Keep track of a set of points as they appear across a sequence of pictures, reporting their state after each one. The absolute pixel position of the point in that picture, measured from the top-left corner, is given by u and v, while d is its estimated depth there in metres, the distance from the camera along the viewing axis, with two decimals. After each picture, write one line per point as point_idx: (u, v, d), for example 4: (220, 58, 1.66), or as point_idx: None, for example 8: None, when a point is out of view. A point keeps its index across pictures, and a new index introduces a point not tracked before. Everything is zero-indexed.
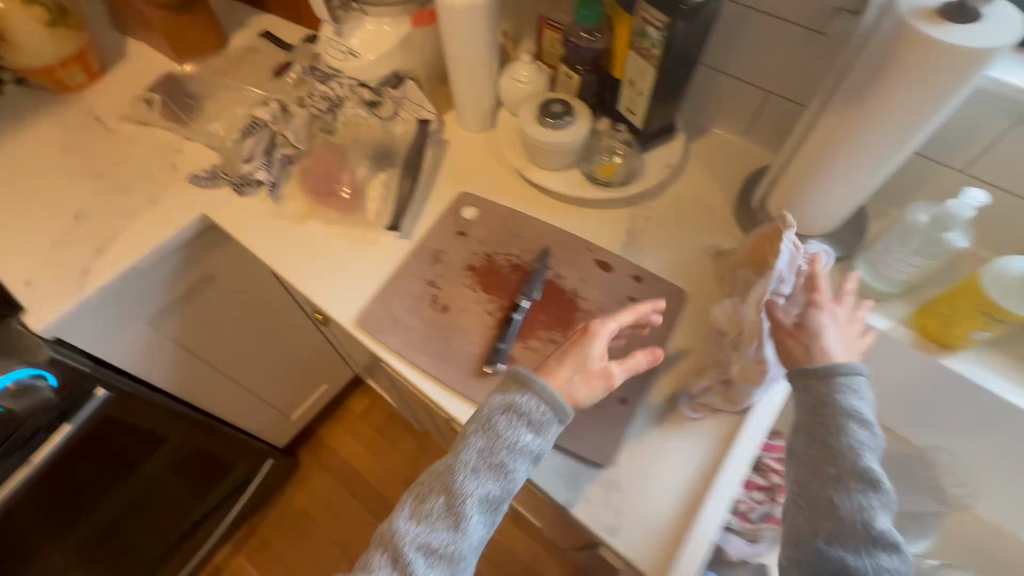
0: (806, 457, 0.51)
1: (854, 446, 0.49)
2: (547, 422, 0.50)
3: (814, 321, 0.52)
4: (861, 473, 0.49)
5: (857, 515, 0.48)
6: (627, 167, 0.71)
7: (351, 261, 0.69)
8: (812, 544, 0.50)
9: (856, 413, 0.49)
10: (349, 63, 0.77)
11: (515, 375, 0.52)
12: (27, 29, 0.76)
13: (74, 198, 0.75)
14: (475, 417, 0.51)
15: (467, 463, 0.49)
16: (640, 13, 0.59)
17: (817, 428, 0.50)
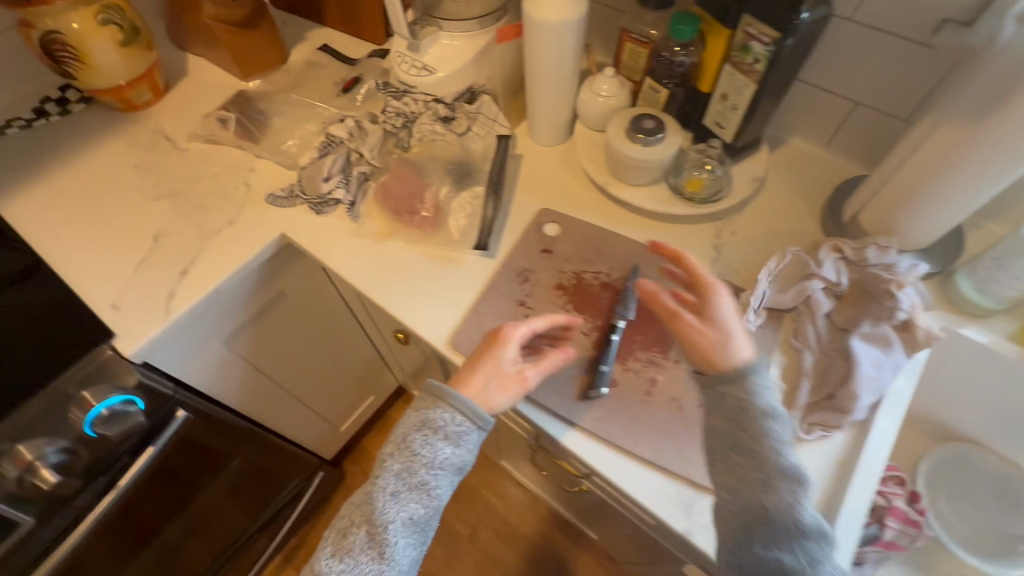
0: (727, 457, 0.48)
1: (759, 441, 0.47)
2: (463, 433, 0.53)
3: (716, 317, 0.50)
4: (786, 470, 0.46)
5: (792, 517, 0.45)
6: (718, 182, 0.70)
7: (438, 281, 0.68)
8: (746, 552, 0.46)
9: (763, 410, 0.48)
10: (424, 78, 0.77)
11: (431, 390, 0.55)
12: (102, 49, 0.76)
13: (152, 219, 0.75)
14: (390, 440, 0.54)
15: (386, 489, 0.52)
16: (742, 28, 0.58)
17: (735, 432, 0.48)
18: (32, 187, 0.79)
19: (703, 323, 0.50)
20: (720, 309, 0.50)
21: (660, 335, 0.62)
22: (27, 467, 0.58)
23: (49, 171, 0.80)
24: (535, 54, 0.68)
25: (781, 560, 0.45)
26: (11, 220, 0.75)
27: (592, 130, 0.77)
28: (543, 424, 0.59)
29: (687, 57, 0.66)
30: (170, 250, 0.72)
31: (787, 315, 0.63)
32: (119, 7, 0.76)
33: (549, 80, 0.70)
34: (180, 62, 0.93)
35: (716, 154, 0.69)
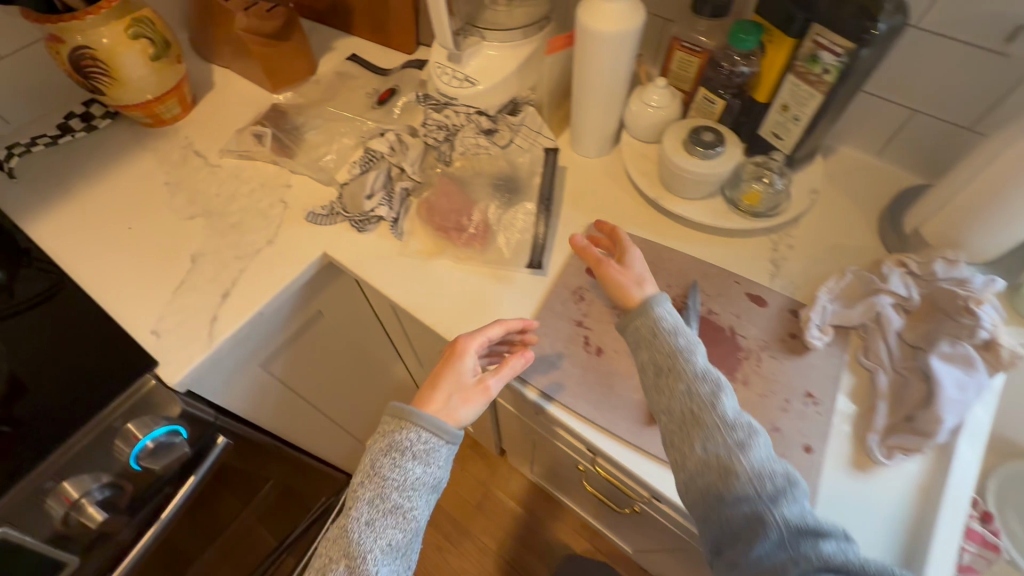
0: (657, 378, 0.53)
1: (677, 351, 0.53)
2: (431, 450, 0.53)
3: (633, 265, 0.61)
4: (699, 374, 0.52)
5: (712, 412, 0.50)
6: (779, 197, 0.67)
7: (490, 301, 0.66)
8: (696, 463, 0.49)
9: (674, 327, 0.55)
10: (466, 90, 0.75)
11: (396, 413, 0.54)
12: (132, 64, 0.73)
13: (188, 239, 0.72)
14: (360, 469, 0.54)
15: (360, 519, 0.51)
16: (812, 37, 0.56)
17: (659, 354, 0.54)
18: (60, 207, 0.76)
19: (623, 268, 0.61)
20: (636, 261, 0.61)
21: (724, 356, 0.61)
22: (74, 505, 0.56)
23: (77, 190, 0.78)
24: (586, 65, 0.66)
25: (721, 459, 0.48)
26: (41, 242, 0.72)
27: (639, 142, 0.75)
28: (610, 452, 0.58)
29: (744, 70, 0.63)
30: (209, 272, 0.70)
31: (854, 333, 0.61)
32: (149, 20, 0.73)
33: (600, 92, 0.69)
34: (206, 74, 0.90)
35: (778, 167, 0.67)
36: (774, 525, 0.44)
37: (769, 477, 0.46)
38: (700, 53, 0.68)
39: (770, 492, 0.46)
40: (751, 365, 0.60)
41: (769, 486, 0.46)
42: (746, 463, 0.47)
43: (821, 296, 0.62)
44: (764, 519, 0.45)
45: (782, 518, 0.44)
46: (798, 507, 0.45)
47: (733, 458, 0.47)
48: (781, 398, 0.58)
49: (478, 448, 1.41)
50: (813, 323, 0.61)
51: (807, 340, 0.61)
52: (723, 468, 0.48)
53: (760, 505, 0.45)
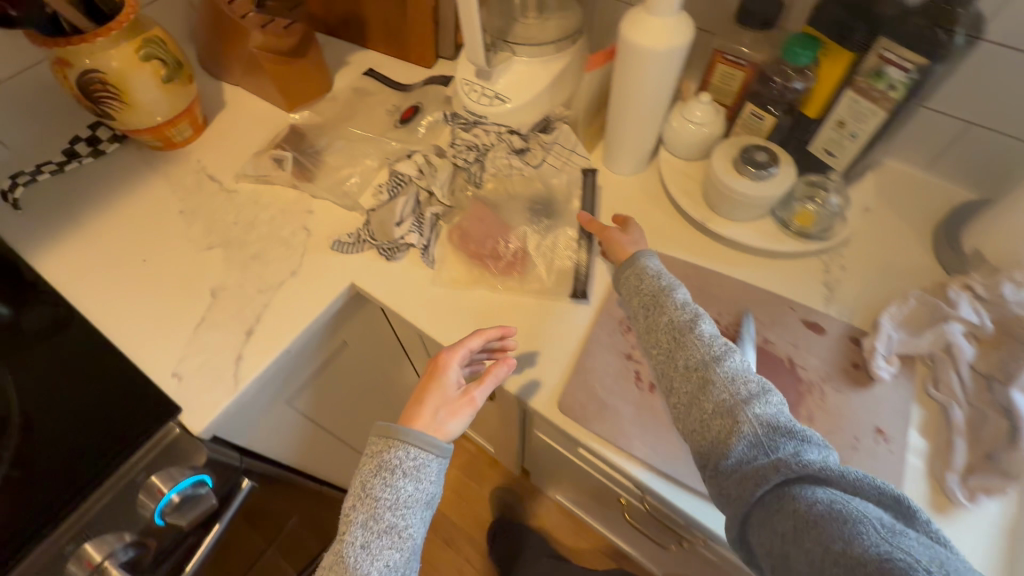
0: (645, 316, 0.57)
1: (661, 289, 0.57)
2: (423, 465, 0.51)
3: (634, 235, 0.63)
4: (679, 303, 0.55)
5: (692, 334, 0.53)
6: (834, 218, 0.64)
7: (531, 333, 0.62)
8: (680, 379, 0.51)
9: (660, 273, 0.59)
10: (497, 109, 0.71)
11: (383, 433, 0.52)
12: (143, 87, 0.69)
13: (207, 271, 0.69)
14: (351, 489, 0.51)
15: (354, 544, 0.48)
16: (876, 51, 0.53)
17: (645, 295, 0.57)
18: (69, 238, 0.72)
19: (625, 232, 0.64)
20: (637, 233, 0.63)
21: (784, 389, 0.57)
22: (96, 570, 0.51)
23: (86, 220, 0.73)
24: (628, 81, 0.62)
25: (699, 373, 0.50)
26: (51, 277, 0.68)
27: (679, 159, 0.72)
28: (672, 497, 0.54)
29: (797, 86, 0.59)
30: (231, 307, 0.66)
31: (919, 361, 0.58)
32: (161, 40, 0.69)
33: (641, 109, 0.65)
34: (217, 92, 0.86)
35: (835, 186, 0.64)
36: (751, 425, 0.46)
37: (746, 388, 0.49)
38: (745, 66, 0.64)
39: (745, 398, 0.48)
40: (815, 400, 0.57)
41: (745, 394, 0.48)
42: (722, 374, 0.50)
43: (885, 322, 0.59)
44: (740, 421, 0.47)
45: (757, 419, 0.46)
46: (775, 412, 0.47)
47: (711, 370, 0.50)
48: (850, 435, 0.54)
49: (498, 466, 1.37)
50: (879, 353, 0.57)
51: (872, 371, 0.57)
52: (702, 381, 0.50)
53: (738, 410, 0.47)
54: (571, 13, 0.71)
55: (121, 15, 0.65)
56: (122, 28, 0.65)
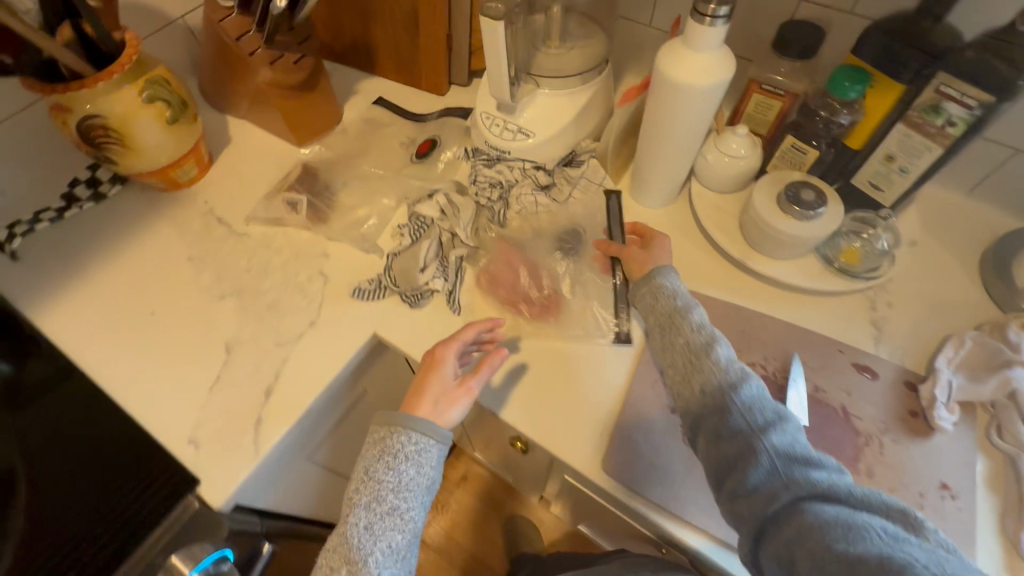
0: (661, 331, 0.53)
1: (676, 308, 0.52)
2: (426, 449, 0.51)
3: (657, 251, 0.60)
4: (695, 324, 0.51)
5: (707, 358, 0.48)
6: (882, 257, 0.61)
7: (569, 386, 0.59)
8: (692, 403, 0.48)
9: (678, 289, 0.54)
10: (520, 144, 0.67)
11: (385, 420, 0.52)
12: (147, 130, 0.65)
13: (220, 325, 0.65)
14: (354, 475, 0.52)
15: (358, 525, 0.49)
16: (935, 86, 0.50)
17: (662, 309, 0.53)
18: (71, 292, 0.68)
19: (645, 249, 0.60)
20: (660, 248, 0.60)
21: (840, 441, 0.54)
22: None
23: (88, 271, 0.69)
24: (664, 116, 0.59)
25: (714, 400, 0.47)
26: (54, 336, 0.64)
27: (713, 192, 0.68)
28: (730, 565, 0.51)
29: (843, 119, 0.57)
30: (247, 363, 0.62)
31: (979, 408, 0.55)
32: (165, 80, 0.65)
33: (676, 144, 0.62)
34: (221, 127, 0.82)
35: (884, 226, 0.61)
36: (765, 457, 0.43)
37: (763, 414, 0.45)
38: (785, 95, 0.62)
39: (762, 426, 0.44)
40: (873, 453, 0.54)
41: (762, 422, 0.45)
42: (739, 401, 0.46)
43: (942, 366, 0.56)
44: (753, 442, 0.44)
45: (774, 450, 0.43)
46: (793, 442, 0.44)
47: (725, 396, 0.46)
48: (914, 492, 0.51)
49: (516, 492, 1.34)
50: (940, 401, 0.54)
51: (932, 420, 0.54)
52: (718, 404, 0.46)
53: (752, 438, 0.44)
54: (597, 41, 0.68)
55: (122, 57, 0.62)
56: (124, 70, 0.61)
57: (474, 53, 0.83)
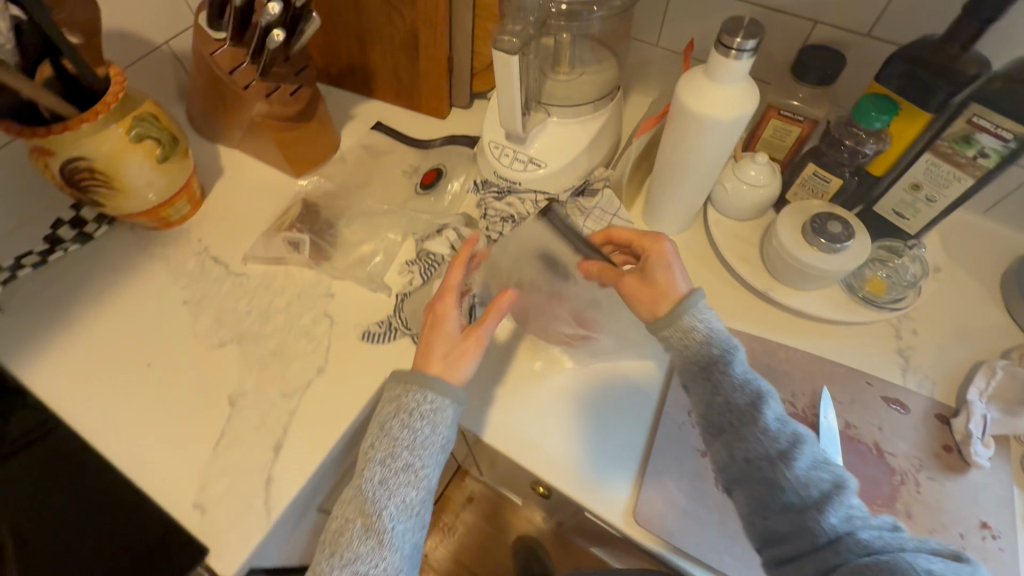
0: (697, 386, 0.47)
1: (714, 359, 0.46)
2: (439, 410, 0.48)
3: (655, 277, 0.50)
4: (739, 381, 0.46)
5: (755, 426, 0.44)
6: (909, 288, 0.59)
7: (595, 430, 0.57)
8: (735, 470, 0.46)
9: (710, 326, 0.47)
10: (532, 175, 0.65)
11: (397, 378, 0.49)
12: (137, 170, 0.61)
13: (222, 374, 0.61)
14: (367, 433, 0.48)
15: (371, 481, 0.46)
16: (967, 117, 0.48)
17: (695, 361, 0.47)
18: (58, 343, 0.64)
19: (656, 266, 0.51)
20: (658, 270, 0.50)
21: (876, 480, 0.53)
22: None
23: (76, 320, 0.65)
24: (683, 149, 0.57)
25: (761, 471, 0.44)
26: (42, 393, 0.60)
27: (729, 219, 0.67)
28: None
29: (867, 149, 0.55)
30: (253, 417, 0.59)
31: (1013, 440, 0.54)
32: (154, 116, 0.61)
33: (695, 175, 0.59)
34: (211, 158, 0.78)
35: (911, 257, 0.59)
36: (820, 534, 0.42)
37: (816, 485, 0.43)
38: (804, 121, 0.60)
39: (817, 501, 0.42)
40: (910, 492, 0.52)
41: (816, 495, 0.42)
42: (792, 474, 0.43)
43: (974, 398, 0.55)
44: (807, 514, 0.42)
45: (830, 527, 0.41)
46: (848, 514, 0.42)
47: (776, 470, 0.43)
48: (955, 532, 0.50)
49: None
50: (976, 436, 0.53)
51: (967, 455, 0.53)
52: (768, 477, 0.44)
53: (805, 514, 0.42)
54: (608, 70, 0.66)
55: (108, 94, 0.58)
56: (110, 109, 0.57)
57: (475, 75, 0.80)
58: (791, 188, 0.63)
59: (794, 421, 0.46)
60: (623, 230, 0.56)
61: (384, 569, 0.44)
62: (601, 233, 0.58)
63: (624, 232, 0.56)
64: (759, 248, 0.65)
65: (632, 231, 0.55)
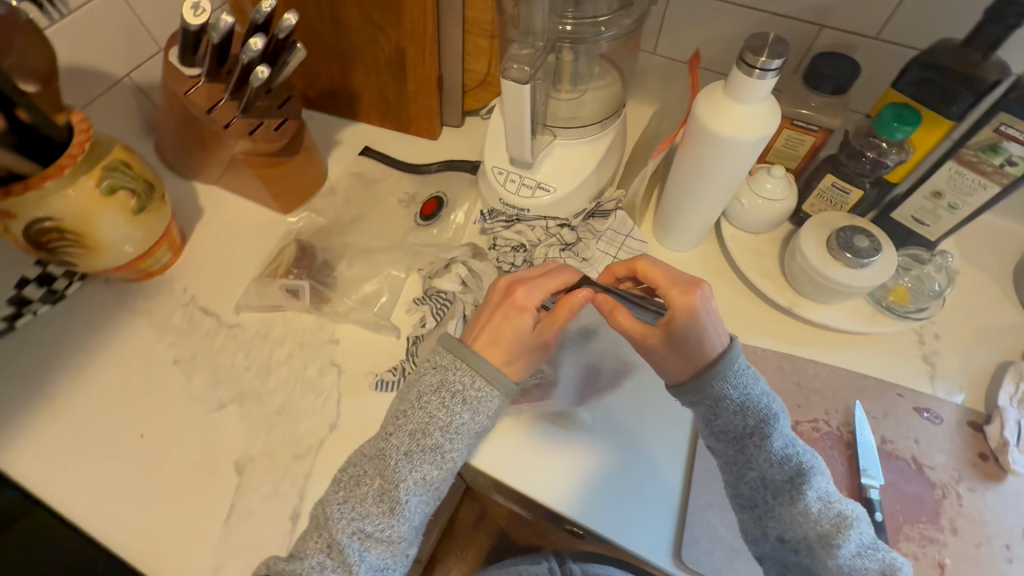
0: (729, 455, 0.48)
1: (754, 433, 0.46)
2: (484, 398, 0.46)
3: (686, 344, 0.46)
4: (776, 457, 0.46)
5: (793, 506, 0.45)
6: (934, 298, 0.60)
7: (631, 466, 0.55)
8: (769, 546, 0.47)
9: (747, 399, 0.46)
10: (542, 200, 0.62)
11: (450, 349, 0.47)
12: (112, 225, 0.56)
13: (225, 439, 0.57)
14: (404, 394, 0.48)
15: (398, 450, 0.45)
16: (994, 127, 0.47)
17: (735, 435, 0.47)
18: (36, 417, 0.58)
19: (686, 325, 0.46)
20: (690, 336, 0.46)
21: (919, 498, 0.52)
22: None
23: (54, 390, 0.60)
24: (701, 170, 0.55)
25: (798, 552, 0.45)
26: (25, 477, 0.55)
27: (744, 233, 0.65)
28: None
29: (889, 160, 0.54)
30: (265, 485, 0.55)
31: None
32: (127, 164, 0.56)
33: (713, 194, 0.57)
34: (189, 197, 0.72)
35: (937, 266, 0.60)
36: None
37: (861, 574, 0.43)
38: (819, 131, 0.58)
39: None
40: (953, 505, 0.51)
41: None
42: (833, 561, 0.43)
43: (1005, 404, 0.55)
44: None
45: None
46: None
47: (816, 554, 0.44)
48: (999, 544, 0.50)
49: None
50: (1012, 443, 0.53)
51: (1004, 463, 0.53)
52: (806, 558, 0.45)
53: None
54: (613, 87, 0.64)
55: (73, 145, 0.52)
56: (77, 161, 0.52)
57: (467, 92, 0.76)
58: (807, 199, 0.62)
59: (838, 500, 0.45)
60: (651, 266, 0.50)
61: (388, 534, 0.45)
62: (623, 261, 0.53)
63: (654, 270, 0.50)
64: (778, 262, 0.64)
65: (663, 274, 0.49)
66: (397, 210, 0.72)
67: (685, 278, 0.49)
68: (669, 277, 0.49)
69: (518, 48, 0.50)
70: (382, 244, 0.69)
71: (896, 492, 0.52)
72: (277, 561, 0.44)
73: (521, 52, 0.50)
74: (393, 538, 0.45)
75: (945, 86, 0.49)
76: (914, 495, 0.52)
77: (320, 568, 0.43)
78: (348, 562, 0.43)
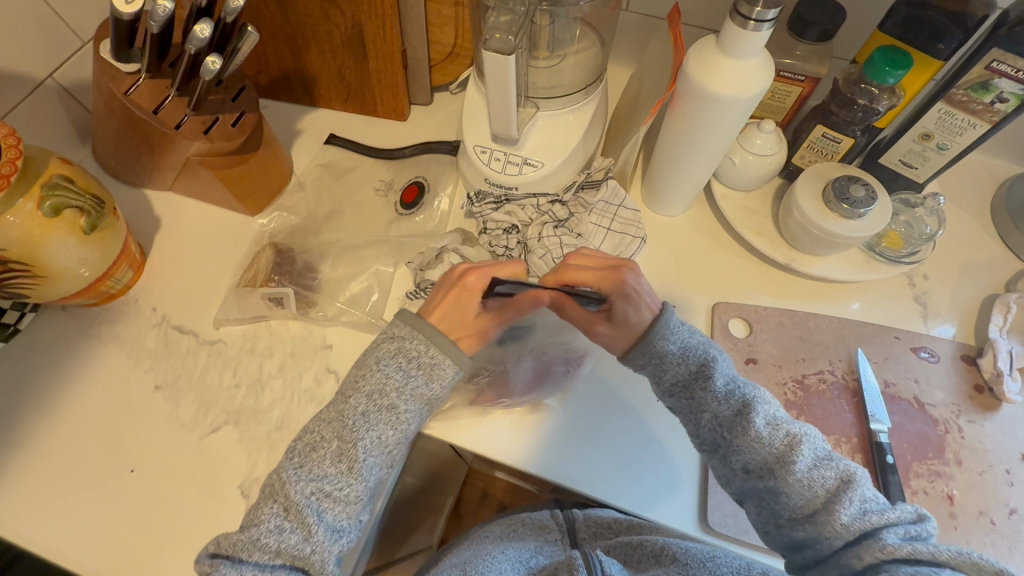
0: (686, 406, 0.47)
1: (699, 374, 0.47)
2: (437, 363, 0.45)
3: (625, 320, 0.48)
4: (722, 394, 0.46)
5: (746, 434, 0.44)
6: (926, 241, 0.60)
7: (641, 432, 0.55)
8: (740, 483, 0.45)
9: (685, 348, 0.47)
10: (529, 178, 0.59)
11: (408, 320, 0.46)
12: (62, 250, 0.50)
13: (224, 464, 0.54)
14: (362, 361, 0.46)
15: (356, 409, 0.44)
16: (987, 65, 0.46)
17: (684, 384, 0.47)
18: (11, 466, 0.53)
19: (619, 321, 0.49)
20: (629, 313, 0.48)
21: (924, 435, 0.54)
22: None
23: (24, 435, 0.54)
24: (692, 132, 0.53)
25: (763, 479, 0.44)
26: (8, 529, 0.51)
27: (736, 191, 0.64)
28: None
29: (881, 106, 0.54)
30: None
31: None
32: (67, 179, 0.50)
33: (702, 161, 0.56)
34: (143, 208, 0.66)
35: (928, 209, 0.60)
36: (838, 537, 0.40)
37: (820, 484, 0.42)
38: (806, 81, 0.56)
39: (827, 499, 0.41)
40: (956, 438, 0.54)
41: (821, 493, 0.42)
42: (792, 476, 0.42)
43: (996, 336, 0.57)
44: (819, 513, 0.41)
45: (844, 527, 0.40)
46: (863, 509, 0.40)
47: (777, 476, 0.43)
48: (1001, 470, 0.52)
49: None
50: (1006, 373, 0.55)
51: (999, 393, 0.55)
52: (772, 483, 0.43)
53: (818, 518, 0.41)
54: (591, 52, 0.61)
55: (3, 163, 0.46)
56: (12, 182, 0.46)
57: (436, 67, 0.71)
58: (797, 151, 0.61)
59: (785, 421, 0.45)
60: (579, 270, 0.50)
61: (346, 493, 0.43)
62: (553, 273, 0.50)
63: (580, 273, 0.50)
64: (772, 219, 0.63)
65: (588, 271, 0.50)
66: (375, 200, 0.68)
67: (611, 261, 0.51)
68: (594, 271, 0.50)
69: (496, 16, 0.46)
70: (364, 239, 0.65)
71: (904, 434, 0.54)
72: (227, 535, 0.41)
73: (500, 20, 0.46)
74: (350, 497, 0.43)
75: (934, 24, 0.48)
76: (921, 435, 0.54)
77: (279, 531, 0.41)
78: (307, 522, 0.41)
